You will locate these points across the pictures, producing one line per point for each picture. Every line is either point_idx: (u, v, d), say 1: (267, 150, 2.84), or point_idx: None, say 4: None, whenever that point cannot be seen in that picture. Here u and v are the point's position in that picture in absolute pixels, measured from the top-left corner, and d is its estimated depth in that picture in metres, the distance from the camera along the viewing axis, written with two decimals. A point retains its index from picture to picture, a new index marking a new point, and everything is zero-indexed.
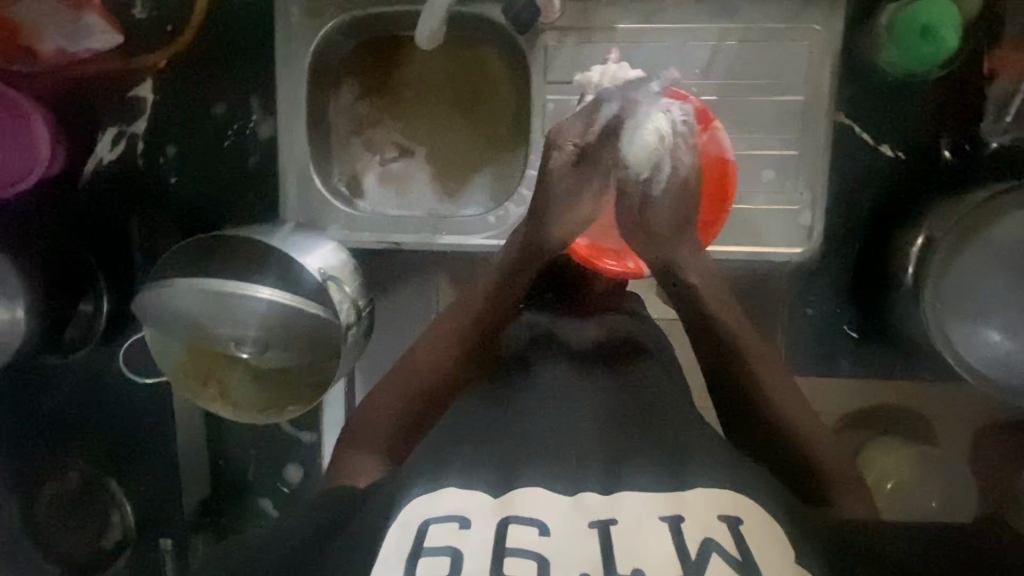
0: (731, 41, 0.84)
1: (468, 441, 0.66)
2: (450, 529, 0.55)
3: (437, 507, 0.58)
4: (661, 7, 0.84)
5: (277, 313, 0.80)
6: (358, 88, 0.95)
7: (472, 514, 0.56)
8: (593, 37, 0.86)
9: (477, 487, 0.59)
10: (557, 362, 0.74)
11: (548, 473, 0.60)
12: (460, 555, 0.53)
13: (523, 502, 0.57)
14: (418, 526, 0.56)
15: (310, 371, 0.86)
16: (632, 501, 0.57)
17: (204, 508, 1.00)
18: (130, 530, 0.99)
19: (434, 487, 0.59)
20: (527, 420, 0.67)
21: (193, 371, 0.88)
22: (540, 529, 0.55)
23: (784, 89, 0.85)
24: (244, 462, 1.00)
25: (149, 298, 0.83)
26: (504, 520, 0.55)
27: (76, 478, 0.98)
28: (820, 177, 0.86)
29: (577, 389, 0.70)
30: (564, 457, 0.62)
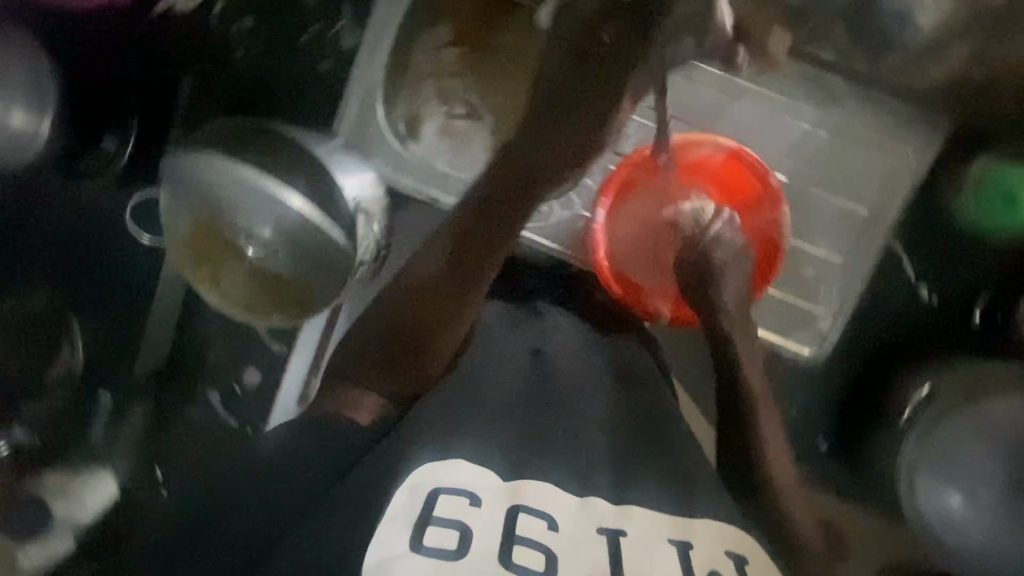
0: (823, 132, 0.84)
1: (455, 416, 0.62)
2: (461, 504, 0.55)
3: (450, 476, 0.57)
4: (770, 73, 0.84)
5: (305, 221, 0.83)
6: (452, 33, 0.92)
7: (484, 494, 0.56)
8: (697, 77, 0.85)
9: (489, 465, 0.58)
10: (560, 351, 0.73)
11: (553, 470, 0.59)
12: (469, 533, 0.53)
13: (530, 492, 0.56)
14: (429, 492, 0.56)
15: (313, 284, 0.86)
16: (642, 518, 0.58)
17: (154, 379, 1.00)
18: (75, 370, 0.98)
19: (443, 457, 0.58)
20: (533, 411, 0.64)
21: (194, 248, 0.86)
22: (548, 523, 0.55)
23: (854, 197, 0.85)
24: (206, 351, 1.00)
25: (184, 165, 0.83)
26: (513, 508, 0.55)
27: (41, 303, 0.96)
28: (852, 291, 0.86)
29: (575, 388, 0.69)
30: (571, 456, 0.61)
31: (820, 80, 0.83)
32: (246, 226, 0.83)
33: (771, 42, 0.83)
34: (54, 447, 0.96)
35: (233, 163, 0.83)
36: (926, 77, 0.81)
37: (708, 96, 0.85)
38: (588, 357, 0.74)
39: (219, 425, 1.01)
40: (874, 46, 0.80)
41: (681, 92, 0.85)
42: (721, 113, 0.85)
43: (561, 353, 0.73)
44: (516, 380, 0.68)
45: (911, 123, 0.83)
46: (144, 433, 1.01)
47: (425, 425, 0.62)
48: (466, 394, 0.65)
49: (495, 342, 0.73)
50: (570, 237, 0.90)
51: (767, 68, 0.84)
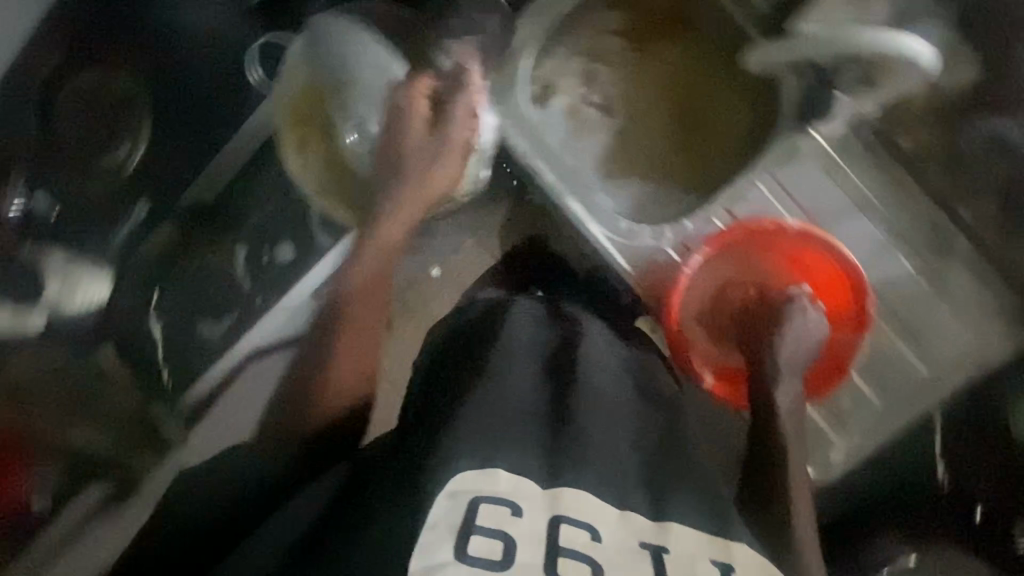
0: (922, 282, 0.84)
1: (490, 424, 0.63)
2: (501, 513, 0.55)
3: (490, 484, 0.57)
4: (902, 204, 0.84)
5: (409, 130, 0.90)
6: (622, 31, 0.94)
7: (525, 506, 0.56)
8: (832, 175, 0.84)
9: (525, 476, 0.59)
10: (595, 364, 0.76)
11: (588, 478, 0.60)
12: (512, 542, 0.54)
13: (571, 502, 0.57)
14: (469, 501, 0.56)
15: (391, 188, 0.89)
16: (686, 533, 0.59)
17: (195, 211, 1.03)
18: (124, 168, 0.95)
19: (485, 466, 0.58)
20: (548, 403, 0.68)
21: (304, 125, 0.99)
22: (591, 534, 0.56)
23: (920, 354, 0.85)
24: (256, 209, 1.00)
25: (318, 48, 0.95)
26: (556, 518, 0.55)
27: (119, 88, 0.90)
28: (877, 437, 0.86)
29: (601, 404, 0.69)
30: (609, 471, 0.61)
31: (940, 233, 0.84)
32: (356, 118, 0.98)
33: (916, 177, 0.84)
34: (75, 225, 0.95)
35: (363, 64, 0.96)
36: None
37: (833, 196, 0.84)
38: (621, 373, 0.77)
39: (235, 280, 1.02)
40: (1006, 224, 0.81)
41: (810, 180, 0.84)
42: (838, 219, 0.85)
43: (592, 369, 0.74)
44: (534, 386, 0.71)
45: (1002, 312, 0.83)
46: (160, 252, 1.04)
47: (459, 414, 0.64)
48: (500, 368, 0.71)
49: (528, 339, 0.77)
50: (645, 266, 0.88)
51: (899, 199, 0.84)
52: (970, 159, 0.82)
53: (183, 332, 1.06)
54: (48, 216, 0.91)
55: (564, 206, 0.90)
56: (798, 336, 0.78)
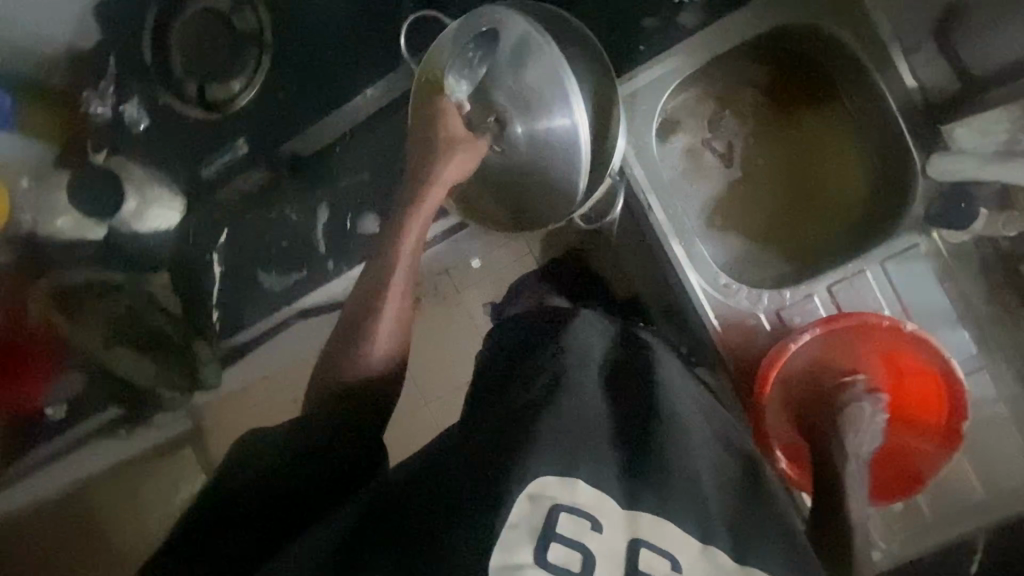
0: (1006, 407, 0.83)
1: (572, 436, 0.61)
2: (583, 526, 0.56)
3: (572, 494, 0.57)
4: (1004, 328, 0.84)
5: (564, 144, 0.77)
6: (762, 84, 0.91)
7: (606, 521, 0.57)
8: (944, 281, 0.83)
9: (608, 490, 0.59)
10: (670, 382, 0.73)
11: (673, 506, 0.60)
12: (591, 556, 0.55)
13: (651, 526, 0.58)
14: (550, 508, 0.55)
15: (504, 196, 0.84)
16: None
17: (291, 162, 0.97)
18: (230, 105, 0.95)
19: (568, 474, 0.58)
20: (621, 421, 0.66)
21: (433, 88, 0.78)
22: (671, 563, 0.56)
23: (986, 478, 0.84)
24: (349, 175, 0.97)
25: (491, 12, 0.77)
26: (636, 542, 0.56)
27: (252, 25, 0.94)
28: (919, 545, 0.86)
29: (682, 435, 0.67)
30: (694, 504, 0.61)
31: None
32: (495, 98, 0.78)
33: None
34: (165, 141, 0.98)
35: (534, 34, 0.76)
36: None
37: (939, 303, 0.83)
38: (699, 408, 0.72)
39: (313, 241, 1.00)
40: None
41: (918, 281, 0.83)
42: (939, 327, 0.83)
43: (674, 398, 0.71)
44: (608, 405, 0.68)
45: None
46: (241, 196, 1.00)
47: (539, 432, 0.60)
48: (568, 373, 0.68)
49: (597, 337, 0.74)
50: (735, 329, 0.87)
51: (1000, 319, 0.83)
52: None
53: (239, 281, 1.02)
54: (136, 127, 0.97)
55: (668, 246, 0.87)
56: (870, 425, 0.75)
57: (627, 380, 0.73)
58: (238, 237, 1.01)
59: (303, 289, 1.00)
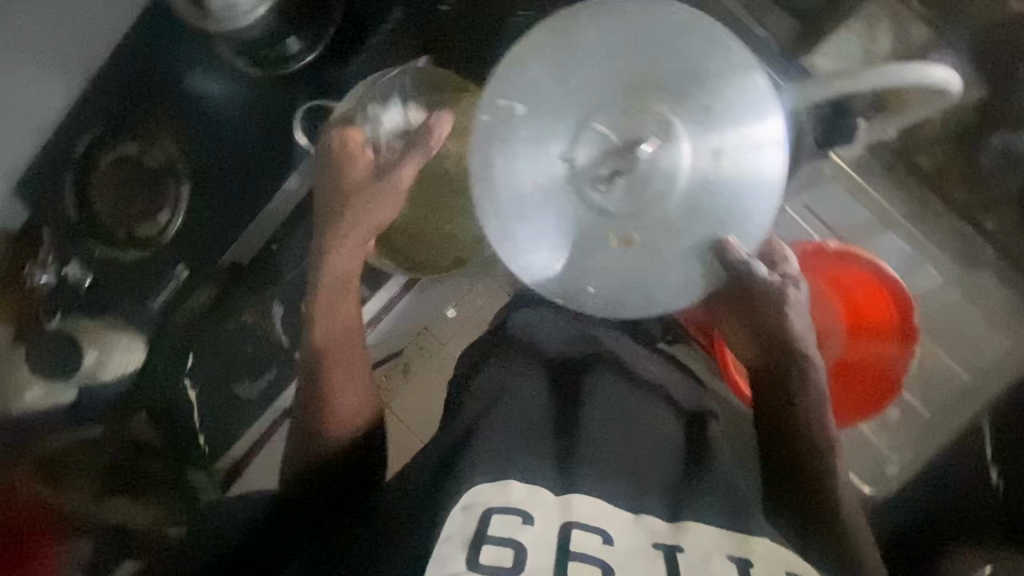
0: (955, 290, 0.87)
1: (510, 447, 0.69)
2: (514, 522, 0.62)
3: (503, 496, 0.64)
4: (929, 221, 0.87)
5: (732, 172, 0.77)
6: None
7: (538, 513, 0.62)
8: (856, 194, 0.87)
9: (540, 484, 0.65)
10: (597, 377, 0.78)
11: (596, 484, 0.66)
12: (523, 550, 0.60)
13: (582, 506, 0.63)
14: (481, 513, 0.62)
15: (561, 229, 0.79)
16: (697, 533, 0.64)
17: (231, 269, 1.02)
18: (165, 236, 0.98)
19: (497, 479, 0.65)
20: (552, 424, 0.73)
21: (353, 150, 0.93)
22: (603, 538, 0.61)
23: (961, 361, 0.87)
24: (290, 267, 1.01)
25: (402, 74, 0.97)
26: (568, 524, 0.61)
27: (160, 157, 0.96)
28: (923, 446, 0.88)
29: (603, 425, 0.73)
30: (623, 478, 0.68)
31: (968, 241, 0.86)
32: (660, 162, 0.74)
33: (942, 193, 0.86)
34: (111, 290, 0.99)
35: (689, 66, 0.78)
36: None
37: (860, 214, 0.88)
38: (621, 390, 0.77)
39: (278, 340, 1.03)
40: None
41: (835, 202, 0.88)
42: (866, 236, 0.88)
43: (603, 392, 0.76)
44: (542, 409, 0.75)
45: None
46: (195, 315, 1.04)
47: (481, 450, 0.68)
48: (507, 393, 0.76)
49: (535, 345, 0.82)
50: None
51: (924, 213, 0.87)
52: (996, 175, 0.82)
53: (220, 398, 1.06)
54: (80, 286, 0.96)
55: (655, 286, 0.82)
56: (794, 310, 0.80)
57: (567, 378, 0.79)
58: (202, 358, 1.05)
59: (282, 383, 1.05)
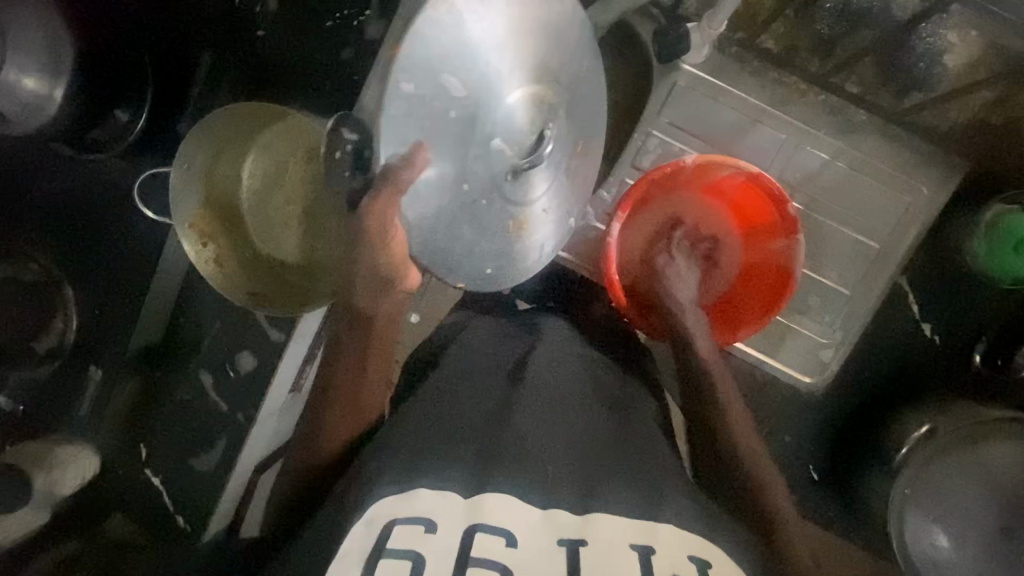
0: (842, 163, 0.85)
1: (420, 446, 0.59)
2: (416, 533, 0.52)
3: (407, 505, 0.54)
4: (796, 101, 0.84)
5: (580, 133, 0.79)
6: None
7: (441, 519, 0.53)
8: (718, 96, 0.85)
9: (449, 487, 0.55)
10: (544, 362, 0.69)
11: (519, 480, 0.56)
12: (421, 562, 0.50)
13: (491, 510, 0.53)
14: (383, 525, 0.53)
15: (503, 221, 0.75)
16: (606, 522, 0.54)
17: (142, 355, 1.01)
18: (66, 343, 0.96)
19: (405, 488, 0.55)
20: (485, 433, 0.61)
21: (210, 211, 0.90)
22: (507, 540, 0.52)
23: (865, 231, 0.86)
24: (202, 333, 1.01)
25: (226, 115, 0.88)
26: (471, 527, 0.52)
27: (37, 272, 0.93)
28: (855, 323, 0.87)
29: (548, 406, 0.64)
30: (535, 469, 0.57)
31: (844, 110, 0.84)
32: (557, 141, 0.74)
33: (796, 70, 0.83)
34: (39, 413, 0.99)
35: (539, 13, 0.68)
36: (945, 119, 0.82)
37: (729, 116, 0.85)
38: (570, 375, 0.69)
39: (212, 407, 1.02)
40: (900, 83, 0.81)
41: (702, 112, 0.85)
42: (739, 136, 0.86)
43: (547, 367, 0.69)
44: (484, 403, 0.65)
45: (929, 160, 0.83)
46: (128, 411, 1.04)
47: (386, 461, 0.58)
48: (440, 400, 0.66)
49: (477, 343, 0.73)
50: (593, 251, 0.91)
51: (792, 94, 0.84)
52: (838, 39, 0.80)
53: (180, 476, 1.05)
54: (15, 412, 0.95)
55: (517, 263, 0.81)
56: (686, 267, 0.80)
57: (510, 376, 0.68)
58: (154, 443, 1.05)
59: (231, 452, 1.02)
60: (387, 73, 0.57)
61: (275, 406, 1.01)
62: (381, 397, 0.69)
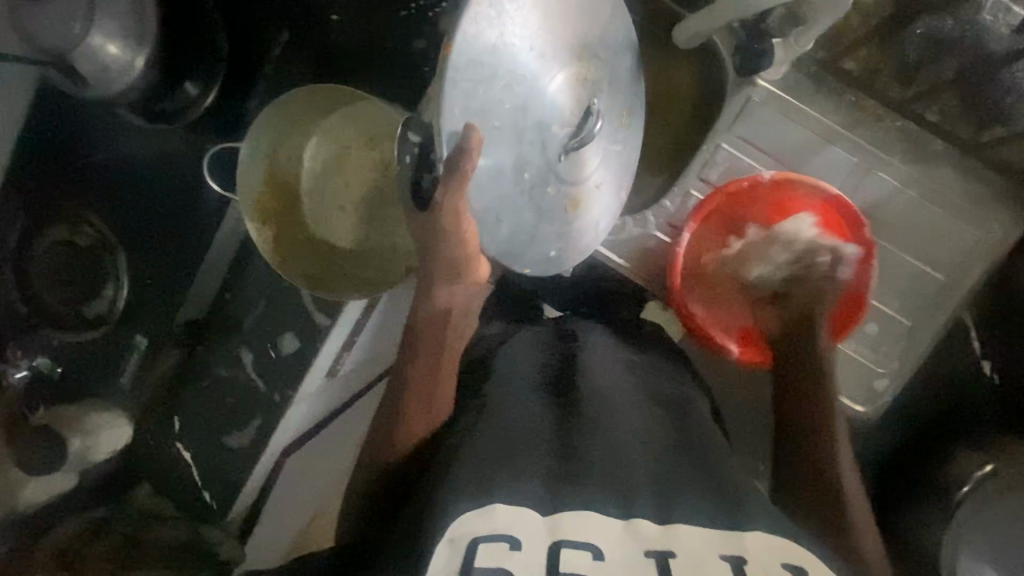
0: (913, 191, 0.83)
1: (492, 456, 0.58)
2: (500, 550, 0.50)
3: (488, 522, 0.52)
4: (871, 125, 0.83)
5: (619, 115, 0.78)
6: None
7: (523, 536, 0.51)
8: (795, 113, 0.83)
9: (526, 504, 0.54)
10: (594, 369, 0.71)
11: (596, 490, 0.55)
12: None
13: (574, 521, 0.53)
14: (467, 544, 0.51)
15: (561, 202, 0.73)
16: (692, 535, 0.53)
17: (189, 328, 1.04)
18: (115, 310, 0.97)
19: (484, 503, 0.53)
20: (551, 439, 0.61)
21: (273, 192, 0.90)
22: (593, 554, 0.51)
23: (932, 263, 0.85)
24: (250, 310, 1.01)
25: (293, 97, 0.89)
26: (555, 544, 0.51)
27: (89, 237, 0.92)
28: (914, 354, 0.85)
29: (604, 423, 0.64)
30: (611, 480, 0.57)
31: (919, 138, 0.82)
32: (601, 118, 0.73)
33: (875, 94, 0.82)
34: (79, 379, 0.98)
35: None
36: None
37: (803, 134, 0.84)
38: (617, 384, 0.71)
39: (251, 386, 1.01)
40: (982, 114, 0.79)
41: (776, 128, 0.84)
42: (809, 156, 0.85)
43: (595, 377, 0.70)
44: (535, 410, 0.65)
45: (1003, 195, 0.82)
46: (167, 382, 1.07)
47: (462, 468, 0.57)
48: (491, 398, 0.66)
49: (524, 350, 0.76)
50: (652, 261, 0.88)
51: (869, 119, 0.83)
52: (923, 66, 0.78)
53: (214, 452, 1.04)
54: (52, 375, 0.95)
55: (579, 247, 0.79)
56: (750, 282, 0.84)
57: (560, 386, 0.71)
58: (191, 417, 1.06)
59: (266, 435, 0.99)
60: (442, 73, 0.54)
61: (311, 387, 0.97)
62: (451, 399, 0.70)
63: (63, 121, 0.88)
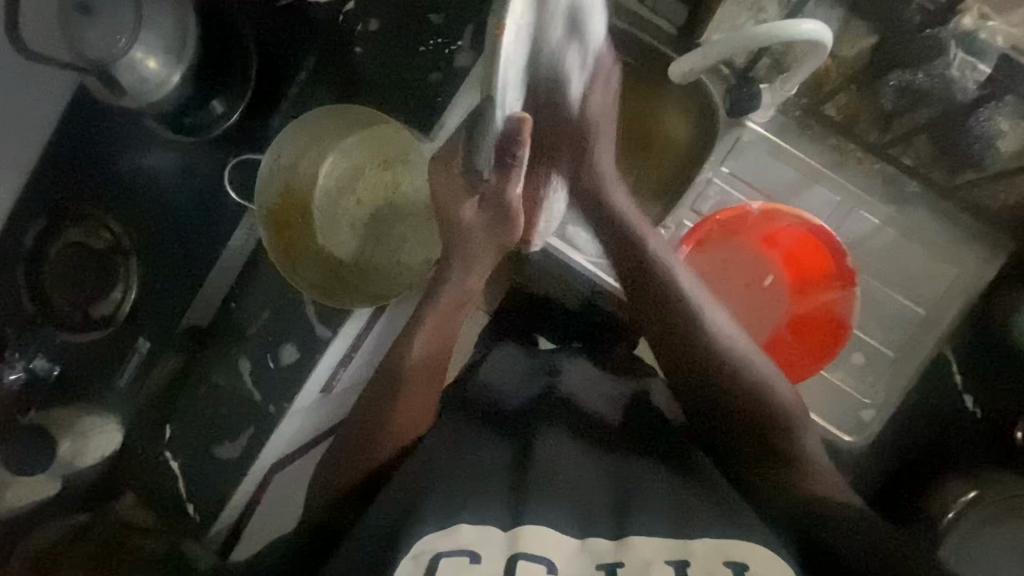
0: (893, 230, 0.89)
1: (463, 481, 0.63)
2: (461, 564, 0.55)
3: (450, 538, 0.57)
4: (856, 167, 0.89)
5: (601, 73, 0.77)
6: None
7: (485, 551, 0.56)
8: (778, 152, 0.89)
9: (487, 520, 0.58)
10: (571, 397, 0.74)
11: (555, 512, 0.59)
12: None
13: (530, 537, 0.56)
14: (429, 560, 0.56)
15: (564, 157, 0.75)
16: (643, 547, 0.56)
17: (191, 335, 1.04)
18: (118, 312, 1.00)
19: (447, 522, 0.58)
20: (512, 467, 0.65)
21: (287, 205, 0.95)
22: (547, 567, 0.55)
23: (913, 299, 0.89)
24: (251, 321, 1.01)
25: (311, 114, 0.93)
26: (513, 555, 0.55)
27: (105, 240, 0.99)
28: (900, 385, 0.88)
29: (568, 458, 0.66)
30: (571, 502, 0.60)
31: (900, 180, 0.88)
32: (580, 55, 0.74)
33: (855, 138, 0.88)
34: (78, 377, 1.03)
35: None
36: (999, 200, 0.86)
37: (785, 173, 0.90)
38: (585, 417, 0.73)
39: (244, 397, 1.00)
40: (956, 161, 0.85)
41: (760, 166, 0.90)
42: (794, 193, 0.91)
43: (563, 417, 0.71)
44: (495, 441, 0.69)
45: (980, 238, 0.87)
46: (160, 391, 1.04)
47: (432, 486, 0.62)
48: (457, 432, 0.70)
49: (501, 372, 0.80)
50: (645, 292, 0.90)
51: (854, 162, 0.88)
52: (899, 116, 0.85)
53: (200, 464, 1.02)
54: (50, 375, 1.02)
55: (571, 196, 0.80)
56: (740, 304, 0.88)
57: (531, 411, 0.73)
58: (182, 427, 1.03)
59: (256, 448, 0.98)
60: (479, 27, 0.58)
61: (306, 401, 0.98)
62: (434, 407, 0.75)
63: (90, 134, 0.97)
